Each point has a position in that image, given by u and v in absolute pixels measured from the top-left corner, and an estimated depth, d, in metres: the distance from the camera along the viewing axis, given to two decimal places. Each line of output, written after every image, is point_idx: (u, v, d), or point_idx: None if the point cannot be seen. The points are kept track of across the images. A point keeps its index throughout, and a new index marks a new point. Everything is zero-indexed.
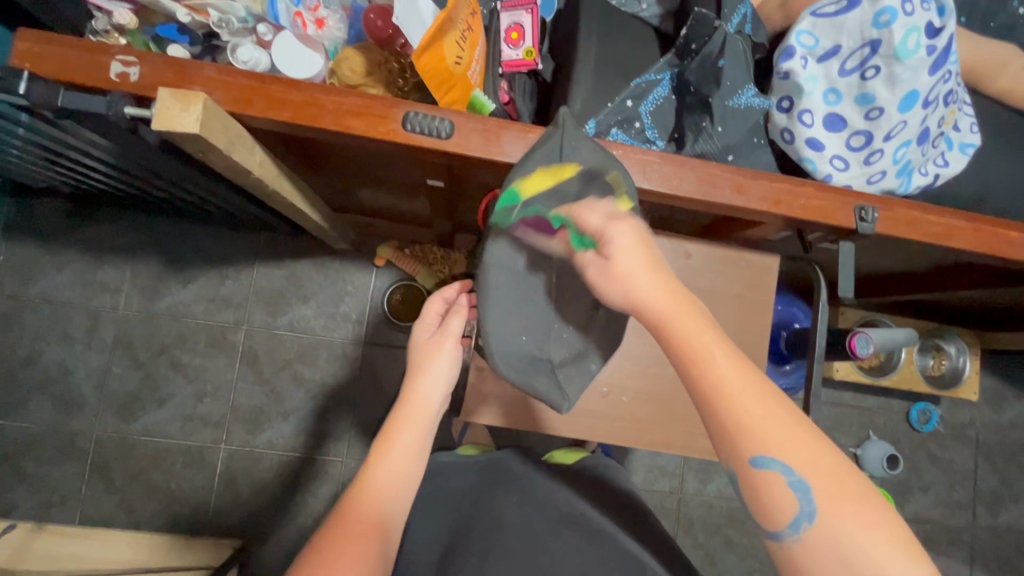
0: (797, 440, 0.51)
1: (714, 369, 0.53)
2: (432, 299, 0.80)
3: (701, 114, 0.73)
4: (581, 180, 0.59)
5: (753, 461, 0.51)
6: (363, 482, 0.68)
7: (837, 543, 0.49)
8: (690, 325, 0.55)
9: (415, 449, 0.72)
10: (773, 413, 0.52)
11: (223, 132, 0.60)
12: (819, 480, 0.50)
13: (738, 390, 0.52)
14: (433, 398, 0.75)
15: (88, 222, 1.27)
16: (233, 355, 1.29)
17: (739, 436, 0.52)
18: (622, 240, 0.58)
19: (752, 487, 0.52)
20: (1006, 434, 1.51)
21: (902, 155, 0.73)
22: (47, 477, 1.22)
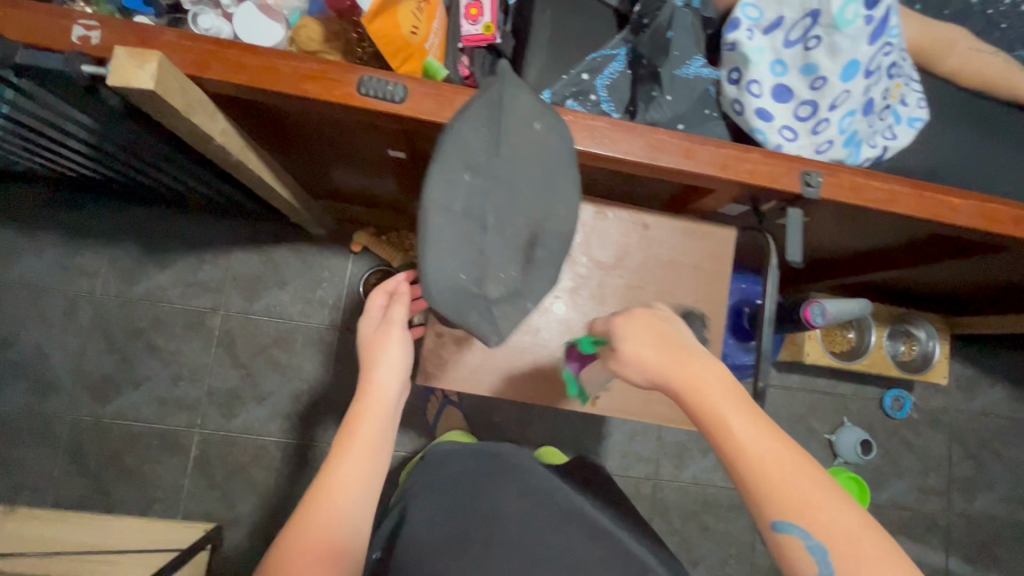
0: (818, 504, 0.51)
1: (729, 430, 0.55)
2: (376, 291, 0.79)
3: (652, 84, 0.76)
4: (521, 129, 0.51)
5: (772, 523, 0.52)
6: (324, 480, 0.66)
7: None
8: (708, 391, 0.57)
9: (376, 439, 0.70)
10: (791, 477, 0.52)
11: (182, 94, 0.62)
12: (837, 546, 0.49)
13: (756, 452, 0.53)
14: (389, 388, 0.73)
15: (67, 206, 1.29)
16: (209, 339, 1.30)
17: (756, 497, 0.53)
18: (628, 331, 0.63)
19: (773, 546, 0.52)
20: (980, 422, 1.53)
21: (847, 125, 0.76)
22: (20, 460, 1.23)
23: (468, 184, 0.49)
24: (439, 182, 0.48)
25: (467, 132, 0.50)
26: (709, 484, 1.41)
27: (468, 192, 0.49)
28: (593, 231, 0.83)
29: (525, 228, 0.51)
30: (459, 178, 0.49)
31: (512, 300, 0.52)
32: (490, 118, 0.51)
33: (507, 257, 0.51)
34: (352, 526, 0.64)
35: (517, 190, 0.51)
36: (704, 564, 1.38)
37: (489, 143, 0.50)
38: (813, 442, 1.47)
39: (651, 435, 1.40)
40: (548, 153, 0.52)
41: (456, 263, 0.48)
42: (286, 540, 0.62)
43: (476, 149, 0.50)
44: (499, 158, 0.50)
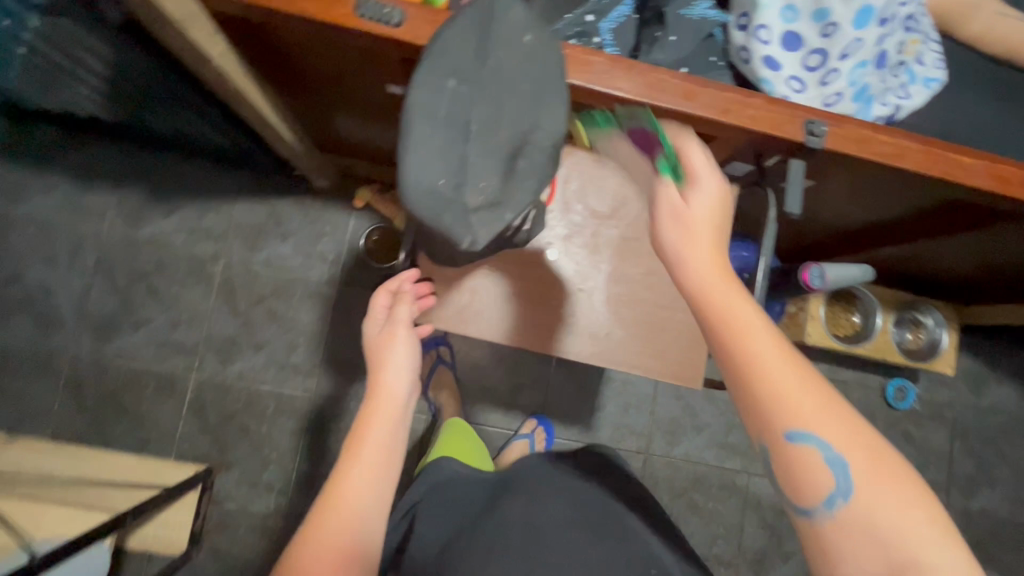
0: (835, 413, 0.49)
1: (752, 340, 0.51)
2: (378, 292, 0.75)
3: (656, 26, 0.75)
4: (510, 42, 0.50)
5: (789, 435, 0.49)
6: (332, 490, 0.60)
7: (870, 522, 0.46)
8: (731, 297, 0.53)
9: (387, 443, 0.64)
10: (810, 387, 0.50)
11: (181, 7, 0.62)
12: (854, 453, 0.48)
13: (777, 359, 0.50)
14: (397, 387, 0.67)
15: (80, 146, 1.31)
16: (209, 285, 1.32)
17: (774, 408, 0.49)
18: (700, 196, 0.55)
19: (785, 462, 0.49)
20: (986, 418, 1.49)
21: (858, 78, 0.73)
22: (22, 391, 1.26)
23: (453, 91, 0.49)
24: (424, 87, 0.48)
25: (455, 39, 0.49)
26: (700, 462, 1.39)
27: (451, 99, 0.49)
28: (590, 179, 0.82)
29: (511, 138, 0.50)
30: (443, 83, 0.49)
31: (492, 209, 0.50)
32: (479, 28, 0.50)
33: (490, 164, 0.49)
34: (362, 542, 0.58)
35: (503, 101, 0.50)
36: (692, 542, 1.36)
37: (476, 51, 0.50)
38: None
39: (645, 409, 1.39)
40: (538, 65, 0.51)
41: (436, 165, 0.48)
42: (290, 559, 0.56)
43: (462, 57, 0.50)
44: (485, 68, 0.50)
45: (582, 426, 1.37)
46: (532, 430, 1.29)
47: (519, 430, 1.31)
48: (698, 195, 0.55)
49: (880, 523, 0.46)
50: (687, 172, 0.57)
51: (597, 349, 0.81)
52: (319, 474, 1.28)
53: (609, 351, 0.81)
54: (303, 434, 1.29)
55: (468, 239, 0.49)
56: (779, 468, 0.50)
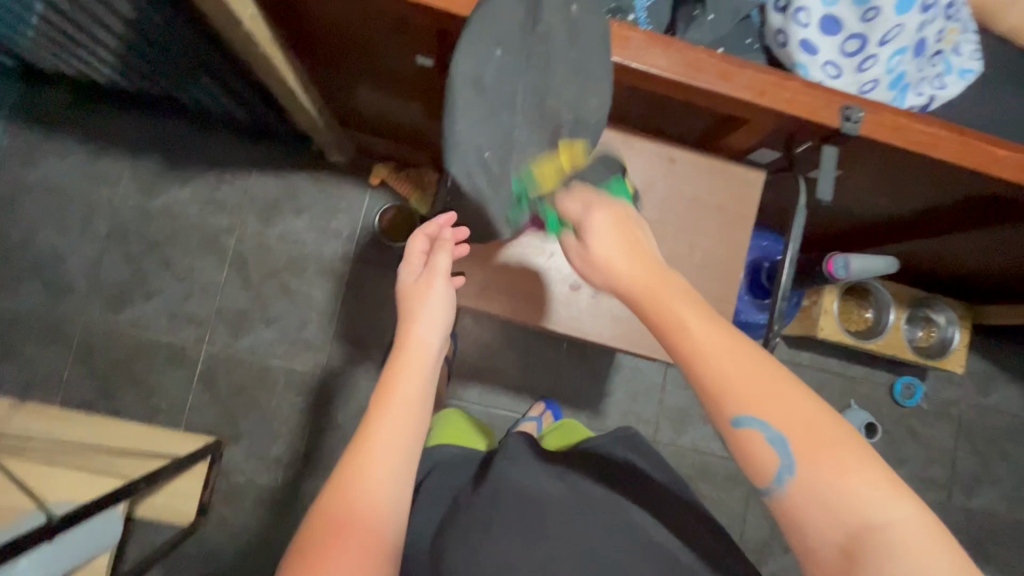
0: (774, 395, 0.48)
1: (687, 335, 0.50)
2: (416, 234, 0.73)
3: (693, 5, 0.73)
4: (557, 11, 0.53)
5: (732, 420, 0.48)
6: (364, 443, 0.59)
7: (819, 496, 0.45)
8: (665, 298, 0.52)
9: (418, 399, 0.63)
10: (749, 373, 0.48)
11: None
12: (796, 431, 0.47)
13: (711, 348, 0.49)
14: (430, 344, 0.67)
15: (95, 112, 1.29)
16: (222, 258, 1.31)
17: (716, 394, 0.49)
18: (600, 227, 0.55)
19: (735, 447, 0.49)
20: (991, 418, 1.50)
21: (896, 65, 0.72)
22: (32, 357, 1.25)
23: (499, 60, 0.51)
24: (471, 51, 0.50)
25: (505, 4, 0.51)
26: (706, 452, 1.40)
27: (497, 68, 0.51)
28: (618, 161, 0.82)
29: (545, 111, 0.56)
30: (490, 52, 0.51)
31: None
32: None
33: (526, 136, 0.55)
34: (393, 497, 0.58)
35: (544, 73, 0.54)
36: None
37: (524, 20, 0.52)
38: None
39: (653, 397, 1.39)
40: (582, 37, 0.54)
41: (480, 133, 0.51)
42: (325, 507, 0.56)
43: (510, 25, 0.51)
44: None
45: (590, 412, 1.37)
46: (540, 413, 1.26)
47: (527, 414, 1.31)
48: (595, 234, 0.55)
49: (832, 495, 0.45)
50: (574, 223, 0.57)
51: (622, 333, 0.81)
52: (327, 450, 1.28)
53: (632, 334, 0.81)
54: (312, 410, 1.29)
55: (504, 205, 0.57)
56: (733, 455, 0.49)
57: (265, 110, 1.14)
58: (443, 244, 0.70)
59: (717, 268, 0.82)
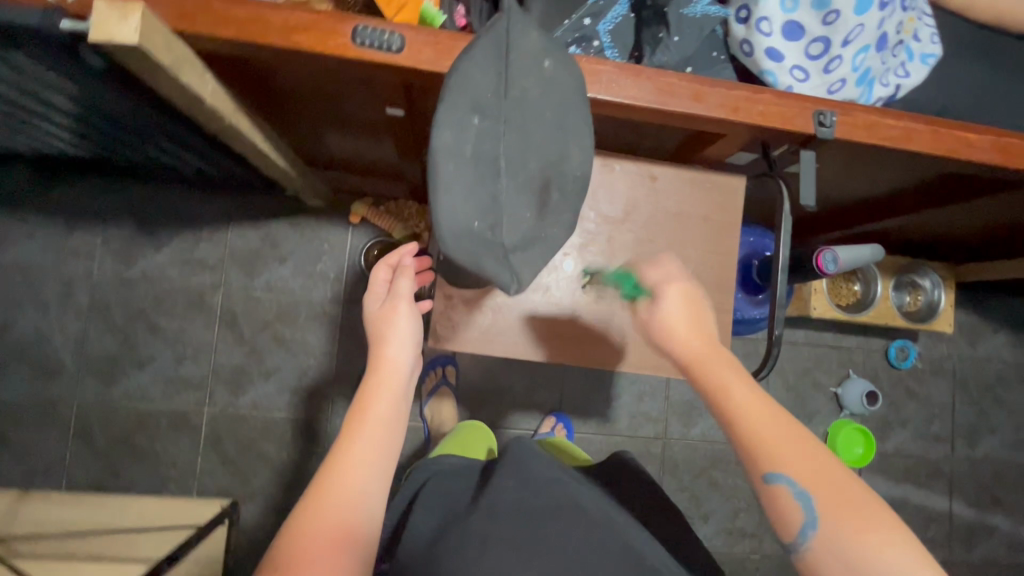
0: (800, 455, 0.54)
1: (725, 393, 0.58)
2: (381, 265, 0.76)
3: (658, 26, 0.72)
4: (529, 68, 0.49)
5: (764, 473, 0.54)
6: (339, 457, 0.60)
7: (841, 552, 0.50)
8: (711, 363, 0.60)
9: (393, 418, 0.65)
10: (776, 430, 0.56)
11: (167, 50, 0.59)
12: (822, 490, 0.52)
13: (743, 404, 0.57)
14: (400, 364, 0.68)
15: (58, 186, 1.26)
16: (211, 317, 1.29)
17: (750, 453, 0.55)
18: (671, 299, 0.65)
19: (765, 498, 0.54)
20: (983, 368, 1.54)
21: (860, 62, 0.73)
22: (30, 444, 1.22)
23: (478, 127, 0.47)
24: (446, 125, 0.46)
25: (475, 73, 0.47)
26: (717, 441, 1.42)
27: (478, 135, 0.47)
28: (600, 185, 0.82)
29: (537, 172, 0.50)
30: (468, 120, 0.46)
31: (529, 247, 0.50)
32: (498, 57, 0.48)
33: (520, 201, 0.49)
34: (363, 515, 0.57)
35: (525, 134, 0.49)
36: (715, 517, 1.40)
37: (498, 83, 0.48)
38: (818, 395, 1.48)
39: (659, 395, 1.41)
40: (560, 93, 0.50)
41: (470, 209, 0.47)
42: (296, 519, 0.56)
43: (482, 89, 0.47)
44: (507, 100, 0.48)
45: (599, 418, 1.39)
46: (551, 428, 1.30)
47: (539, 430, 1.32)
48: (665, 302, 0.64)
49: (852, 553, 0.50)
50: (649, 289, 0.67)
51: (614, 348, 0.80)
52: None
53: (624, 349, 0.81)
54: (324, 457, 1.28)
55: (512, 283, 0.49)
56: (761, 504, 0.55)
57: (234, 166, 1.12)
58: (403, 272, 0.73)
59: (708, 278, 0.83)
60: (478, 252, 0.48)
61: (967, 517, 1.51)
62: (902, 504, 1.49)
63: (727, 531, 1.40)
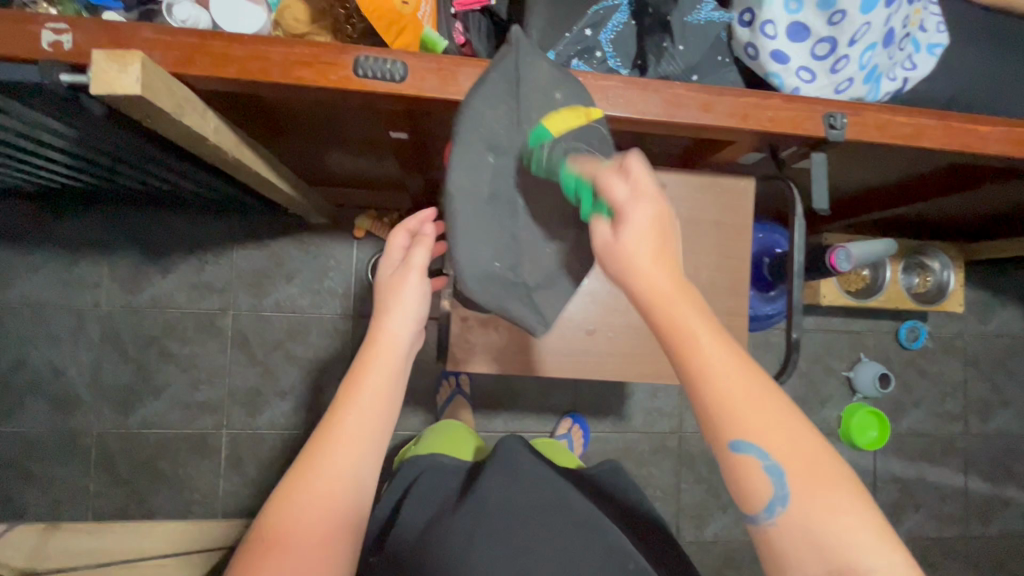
0: (775, 424, 0.45)
1: (694, 348, 0.45)
2: (396, 230, 0.66)
3: (661, 35, 0.71)
4: (543, 101, 0.49)
5: (729, 442, 0.45)
6: (328, 432, 0.56)
7: (811, 533, 0.43)
8: (679, 306, 0.45)
9: (388, 392, 0.59)
10: (751, 394, 0.45)
11: (170, 95, 0.58)
12: (796, 463, 0.44)
13: (714, 364, 0.45)
14: (398, 336, 0.60)
15: (58, 218, 1.25)
16: (223, 339, 1.29)
17: (716, 416, 0.45)
18: (640, 222, 0.44)
19: (727, 468, 0.46)
20: (993, 343, 1.54)
21: (868, 60, 0.72)
22: (53, 477, 1.23)
23: (493, 166, 0.47)
24: (462, 166, 0.45)
25: (485, 110, 0.47)
26: None
27: (494, 174, 0.47)
28: None
29: (557, 211, 0.52)
30: (483, 160, 0.46)
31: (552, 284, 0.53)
32: (509, 93, 0.48)
33: (542, 240, 0.51)
34: (345, 498, 0.55)
35: (540, 170, 0.51)
36: (734, 507, 1.42)
37: (510, 120, 0.48)
38: (830, 379, 1.48)
39: (672, 390, 1.42)
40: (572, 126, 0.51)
41: (492, 252, 0.48)
42: (285, 493, 0.54)
43: (497, 128, 0.47)
44: (521, 138, 0.48)
45: (615, 416, 1.40)
46: (568, 429, 1.32)
47: (556, 431, 1.33)
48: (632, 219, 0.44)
49: (823, 536, 0.43)
50: (611, 206, 0.44)
51: (625, 361, 0.81)
52: None
53: (633, 360, 0.81)
54: None
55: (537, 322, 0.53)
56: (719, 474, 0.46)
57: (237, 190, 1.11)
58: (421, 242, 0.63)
59: (722, 284, 0.84)
60: (504, 293, 0.51)
61: (983, 492, 1.52)
62: (918, 482, 1.50)
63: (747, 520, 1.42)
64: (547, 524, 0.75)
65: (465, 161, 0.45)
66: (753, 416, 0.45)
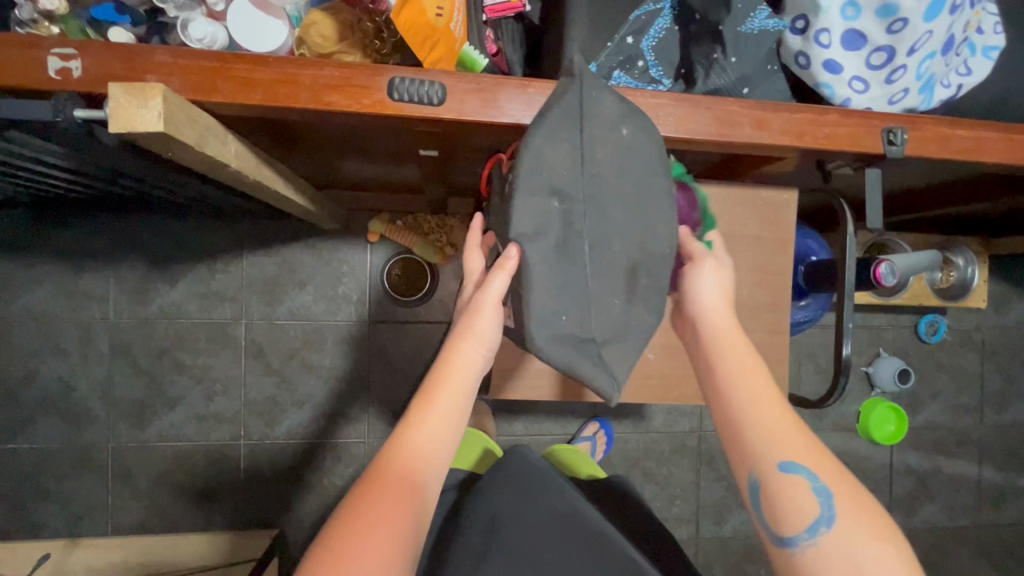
0: (818, 453, 0.52)
1: (749, 379, 0.55)
2: (471, 244, 0.57)
3: (711, 45, 0.66)
4: (607, 137, 0.47)
5: (779, 463, 0.52)
6: (398, 446, 0.52)
7: (853, 553, 0.48)
8: (732, 346, 0.57)
9: (459, 411, 0.54)
10: (794, 424, 0.53)
11: (192, 126, 0.53)
12: (840, 488, 0.50)
13: (765, 394, 0.54)
14: (473, 357, 0.54)
15: (59, 228, 1.20)
16: (237, 349, 1.26)
17: (767, 440, 0.53)
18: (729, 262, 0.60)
19: (777, 491, 0.51)
20: (1011, 334, 1.54)
21: (926, 69, 0.68)
22: (70, 493, 1.21)
23: (557, 212, 0.46)
24: (525, 214, 0.45)
25: (547, 151, 0.45)
26: None
27: (557, 218, 0.46)
28: None
29: (624, 256, 0.48)
30: (546, 205, 0.46)
31: (622, 338, 0.49)
32: (573, 131, 0.46)
33: (609, 288, 0.48)
34: (412, 519, 0.49)
35: (607, 212, 0.47)
36: None
37: (573, 159, 0.46)
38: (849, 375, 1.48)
39: None
40: (637, 161, 0.48)
41: (558, 304, 0.47)
42: (350, 506, 0.49)
43: (559, 169, 0.46)
44: (586, 177, 0.46)
45: (635, 417, 1.39)
46: (594, 433, 1.32)
47: (579, 434, 1.32)
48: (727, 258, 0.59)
49: (862, 555, 0.48)
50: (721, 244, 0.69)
51: (663, 389, 0.82)
52: None
53: (667, 383, 0.83)
54: None
55: (614, 393, 0.48)
56: (767, 498, 0.52)
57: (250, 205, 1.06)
58: (497, 266, 0.47)
59: (761, 301, 0.83)
60: (572, 352, 0.48)
61: (995, 481, 1.54)
62: (933, 473, 1.51)
63: None
64: (555, 535, 0.68)
65: (528, 197, 0.45)
66: (799, 443, 0.52)
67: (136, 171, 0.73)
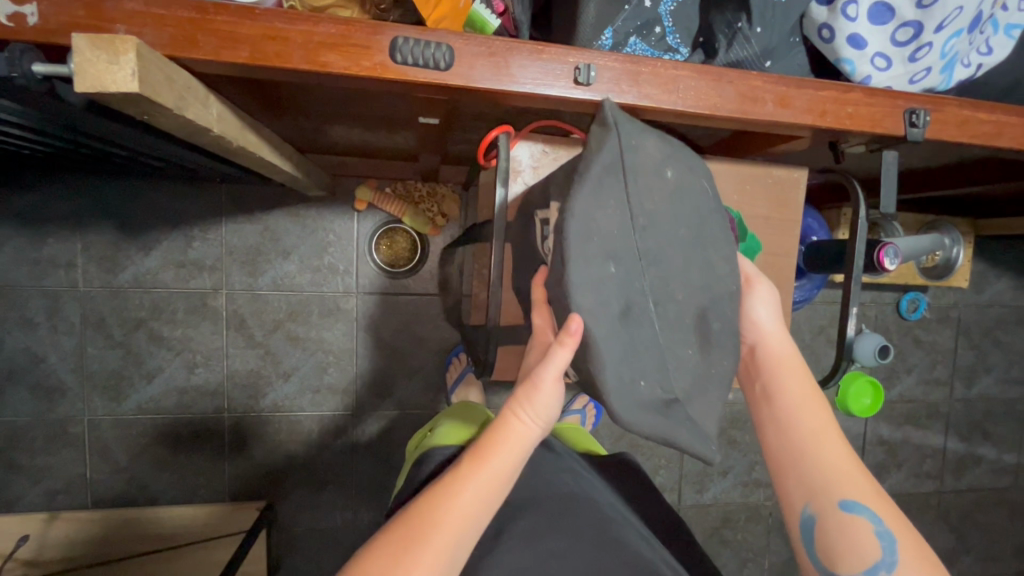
0: (881, 495, 0.53)
1: (807, 414, 0.56)
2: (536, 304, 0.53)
3: (736, 13, 0.62)
4: (654, 180, 0.48)
5: (841, 502, 0.52)
6: (443, 498, 0.50)
7: None
8: (791, 380, 0.57)
9: (507, 477, 0.53)
10: (855, 464, 0.54)
11: (170, 87, 0.47)
12: (902, 534, 0.51)
13: (824, 429, 0.55)
14: (529, 426, 0.53)
15: (16, 188, 1.10)
16: (217, 321, 1.20)
17: (829, 479, 0.53)
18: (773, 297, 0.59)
19: (838, 532, 0.52)
20: (985, 312, 1.59)
21: (950, 48, 0.65)
22: (45, 467, 1.17)
23: (615, 275, 0.46)
24: (586, 287, 0.45)
25: (595, 214, 0.46)
26: (735, 403, 1.46)
27: (616, 281, 0.46)
28: None
29: (691, 304, 0.49)
30: (605, 272, 0.46)
31: (704, 392, 0.50)
32: (617, 188, 0.47)
33: (681, 341, 0.49)
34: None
35: (665, 261, 0.48)
36: (733, 472, 1.47)
37: (622, 216, 0.47)
38: None
39: None
40: (688, 201, 0.49)
41: (636, 369, 0.47)
42: (387, 549, 0.49)
43: (611, 232, 0.47)
44: (637, 230, 0.47)
45: None
46: (583, 405, 1.30)
47: (570, 406, 1.31)
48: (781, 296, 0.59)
49: None
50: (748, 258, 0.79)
51: None
52: (381, 485, 1.28)
53: None
54: (355, 452, 1.27)
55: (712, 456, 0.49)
56: (827, 538, 0.52)
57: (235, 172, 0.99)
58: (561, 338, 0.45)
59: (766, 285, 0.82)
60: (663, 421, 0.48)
61: (959, 450, 1.62)
62: (902, 444, 1.58)
63: (745, 483, 1.48)
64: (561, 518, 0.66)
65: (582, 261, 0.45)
66: (860, 484, 0.53)
67: (107, 134, 0.67)
